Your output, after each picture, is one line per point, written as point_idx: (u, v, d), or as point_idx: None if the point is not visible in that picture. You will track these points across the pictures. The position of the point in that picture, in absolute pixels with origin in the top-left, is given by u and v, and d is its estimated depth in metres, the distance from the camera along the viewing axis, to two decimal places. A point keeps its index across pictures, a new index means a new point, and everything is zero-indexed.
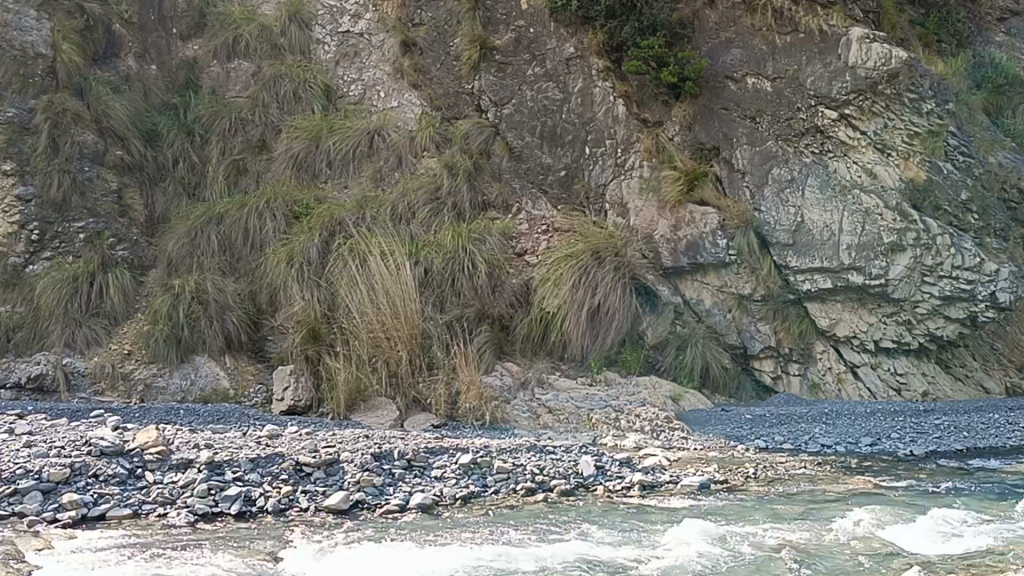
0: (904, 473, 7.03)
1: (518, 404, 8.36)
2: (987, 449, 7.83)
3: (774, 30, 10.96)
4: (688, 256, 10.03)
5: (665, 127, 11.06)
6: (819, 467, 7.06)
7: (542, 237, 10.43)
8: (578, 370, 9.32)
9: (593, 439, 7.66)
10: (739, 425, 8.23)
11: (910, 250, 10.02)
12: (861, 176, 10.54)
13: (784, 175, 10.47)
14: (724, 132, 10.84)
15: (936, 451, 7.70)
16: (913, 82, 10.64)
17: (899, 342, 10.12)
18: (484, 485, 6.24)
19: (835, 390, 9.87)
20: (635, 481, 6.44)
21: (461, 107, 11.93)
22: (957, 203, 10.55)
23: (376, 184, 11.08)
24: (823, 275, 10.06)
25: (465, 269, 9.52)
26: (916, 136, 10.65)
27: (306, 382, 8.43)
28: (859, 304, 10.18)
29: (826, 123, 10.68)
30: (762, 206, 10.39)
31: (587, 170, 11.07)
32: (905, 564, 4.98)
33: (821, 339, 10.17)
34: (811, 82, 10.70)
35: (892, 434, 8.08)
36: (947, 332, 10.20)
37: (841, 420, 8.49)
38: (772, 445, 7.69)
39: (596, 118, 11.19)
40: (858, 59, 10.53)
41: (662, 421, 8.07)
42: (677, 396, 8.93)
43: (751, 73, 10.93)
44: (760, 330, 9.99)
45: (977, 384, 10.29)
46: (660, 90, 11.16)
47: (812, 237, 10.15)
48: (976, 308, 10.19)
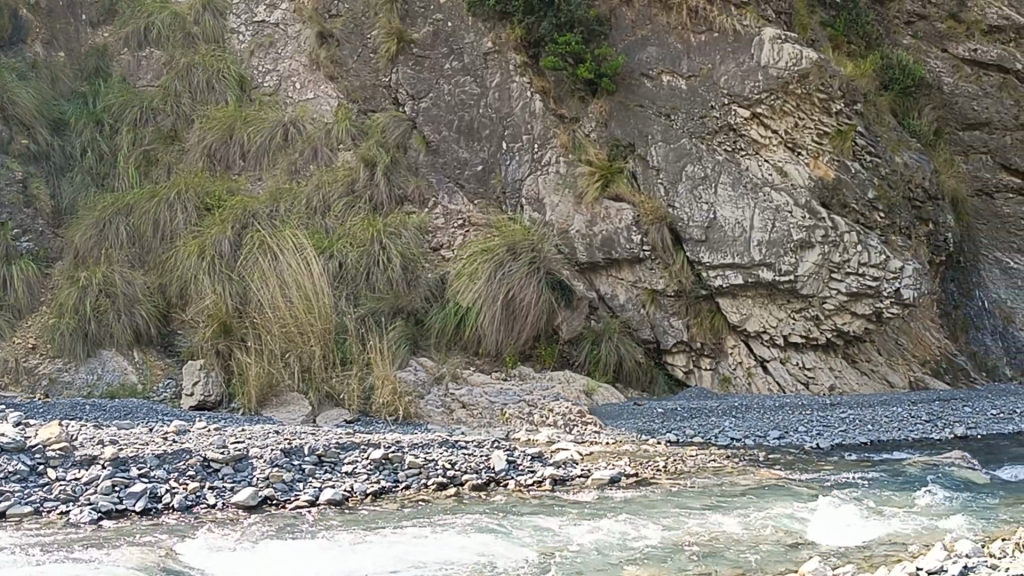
0: (811, 466, 7.16)
1: (432, 399, 8.30)
2: (890, 442, 8.02)
3: (689, 28, 11.12)
4: (603, 252, 10.15)
5: (582, 123, 11.14)
6: (728, 461, 7.17)
7: (458, 232, 10.40)
8: (492, 365, 9.28)
9: (506, 434, 7.67)
10: (651, 419, 8.31)
11: (818, 247, 10.17)
12: (773, 173, 10.68)
13: (698, 172, 10.58)
14: (639, 129, 10.94)
15: (841, 444, 7.87)
16: (823, 82, 10.83)
17: (807, 337, 10.34)
18: (394, 481, 6.22)
19: (745, 383, 10.05)
20: (547, 475, 6.49)
21: (378, 100, 11.84)
22: (865, 202, 10.81)
23: (290, 177, 10.91)
24: (735, 272, 10.20)
25: (379, 263, 9.55)
26: (827, 136, 10.94)
27: (217, 377, 8.32)
28: (769, 299, 10.32)
29: (739, 122, 10.79)
30: (676, 202, 10.52)
31: (504, 165, 11.06)
32: (808, 555, 5.07)
33: (732, 333, 10.35)
34: (724, 81, 10.85)
35: (800, 428, 8.23)
36: (854, 328, 10.41)
37: (750, 414, 8.63)
38: (682, 438, 7.80)
39: (513, 113, 11.20)
40: (770, 58, 10.74)
41: (575, 416, 8.13)
42: (591, 390, 8.98)
43: (665, 70, 11.09)
44: (674, 324, 10.07)
45: (882, 378, 10.61)
46: (577, 87, 11.22)
47: (723, 234, 10.29)
48: (881, 304, 10.39)
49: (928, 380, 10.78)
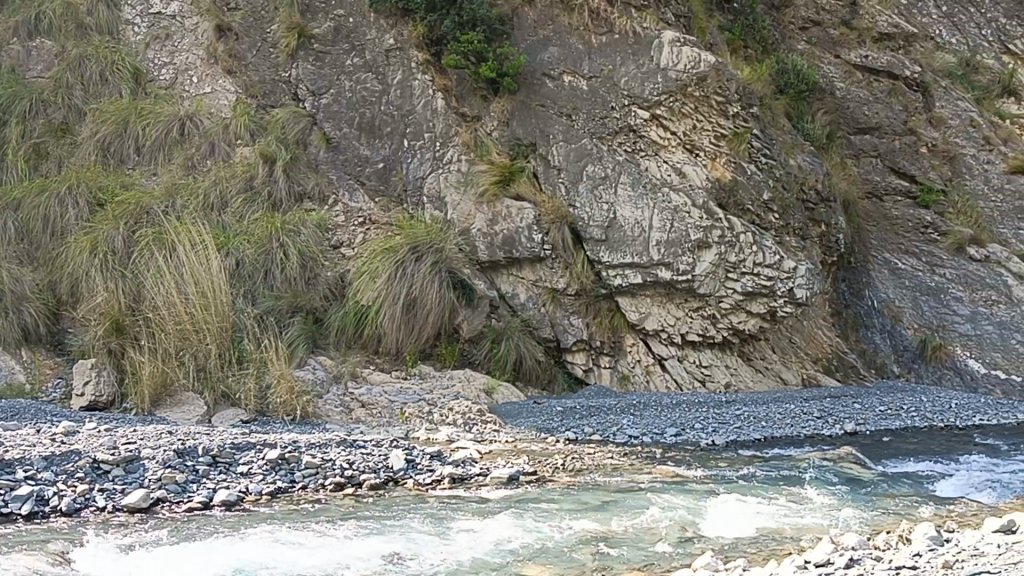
0: (706, 462, 7.29)
1: (331, 398, 8.22)
2: (783, 438, 8.22)
3: (591, 29, 11.33)
4: (504, 251, 10.15)
5: (485, 122, 11.15)
6: (627, 458, 7.25)
7: (359, 230, 10.33)
8: (393, 364, 9.23)
9: (405, 433, 7.64)
10: (550, 417, 8.37)
11: (716, 247, 10.42)
12: (671, 174, 10.85)
13: (599, 172, 10.68)
14: (541, 129, 11.00)
15: (736, 440, 8.04)
16: (720, 85, 11.13)
17: (703, 336, 10.51)
18: (291, 481, 6.16)
19: (644, 381, 10.13)
20: (446, 474, 6.48)
21: (278, 95, 11.66)
22: (760, 202, 11.12)
23: (187, 172, 10.70)
24: (634, 271, 10.32)
25: (277, 259, 9.47)
26: (724, 138, 11.19)
27: (109, 376, 8.13)
28: (667, 298, 10.46)
29: (639, 123, 10.99)
30: (577, 202, 10.58)
31: (405, 162, 10.94)
32: (701, 548, 5.18)
33: (631, 331, 10.42)
34: (624, 82, 11.07)
35: (696, 425, 8.35)
36: (749, 326, 10.66)
37: (648, 412, 8.72)
38: (581, 437, 7.85)
39: (415, 110, 11.12)
40: (669, 61, 11.05)
41: (475, 415, 8.14)
42: (491, 389, 9.02)
43: (567, 71, 11.20)
44: (574, 322, 10.12)
45: (776, 376, 10.84)
46: (478, 86, 11.28)
47: (623, 233, 10.41)
48: (776, 303, 10.69)
49: (820, 377, 11.05)
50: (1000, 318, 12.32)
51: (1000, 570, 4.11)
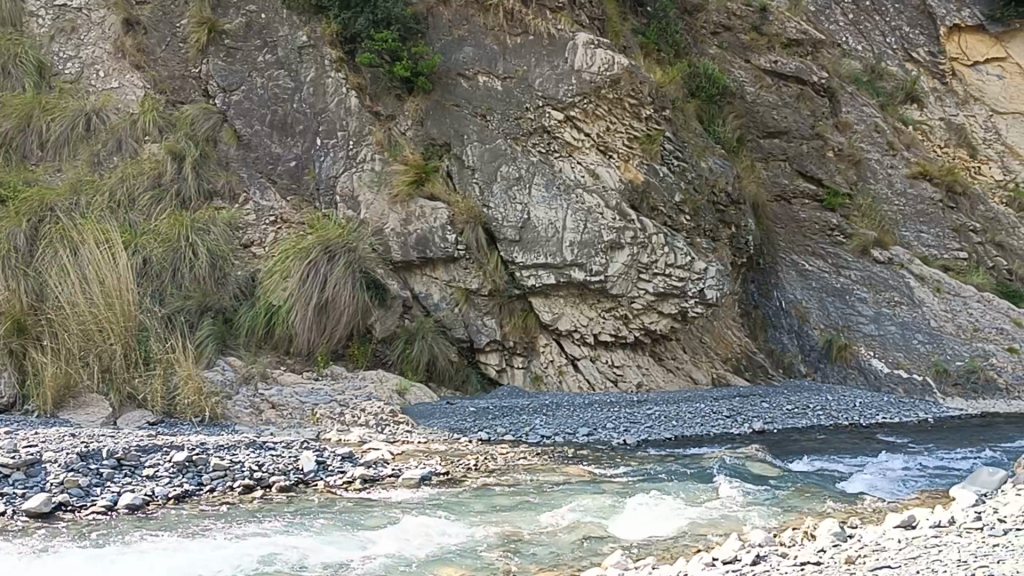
0: (617, 461, 7.35)
1: (241, 399, 8.08)
2: (693, 437, 8.33)
3: (505, 30, 11.35)
4: (418, 251, 10.10)
5: (398, 121, 11.05)
6: (539, 458, 7.27)
7: (269, 229, 10.21)
8: (304, 364, 9.12)
9: (316, 434, 7.56)
10: (463, 417, 8.36)
11: (628, 248, 10.52)
12: (585, 175, 10.92)
13: (513, 173, 10.70)
14: (455, 128, 10.98)
15: (647, 440, 8.13)
16: (633, 87, 11.33)
17: (616, 336, 10.62)
18: (198, 484, 6.05)
19: (556, 381, 10.16)
20: (356, 476, 6.44)
21: (188, 91, 11.44)
22: (671, 204, 11.27)
23: (92, 168, 10.45)
24: (547, 271, 10.37)
25: (186, 259, 9.31)
26: (637, 140, 11.37)
27: (8, 378, 7.77)
28: (580, 299, 10.54)
29: (553, 123, 11.04)
30: (491, 202, 10.59)
31: (317, 161, 10.84)
32: (612, 547, 5.22)
33: (544, 332, 10.45)
34: (539, 84, 11.11)
35: (608, 425, 8.41)
36: (660, 326, 10.79)
37: (561, 412, 8.76)
38: (493, 437, 7.87)
39: (327, 109, 11.01)
40: (584, 63, 11.15)
41: (387, 416, 8.11)
42: (403, 390, 8.96)
43: (481, 71, 11.20)
44: (487, 323, 10.11)
45: (687, 375, 11.00)
46: (393, 85, 11.14)
47: (537, 234, 10.45)
48: (686, 303, 10.84)
49: (729, 377, 11.24)
50: (902, 318, 12.59)
51: (900, 565, 4.23)
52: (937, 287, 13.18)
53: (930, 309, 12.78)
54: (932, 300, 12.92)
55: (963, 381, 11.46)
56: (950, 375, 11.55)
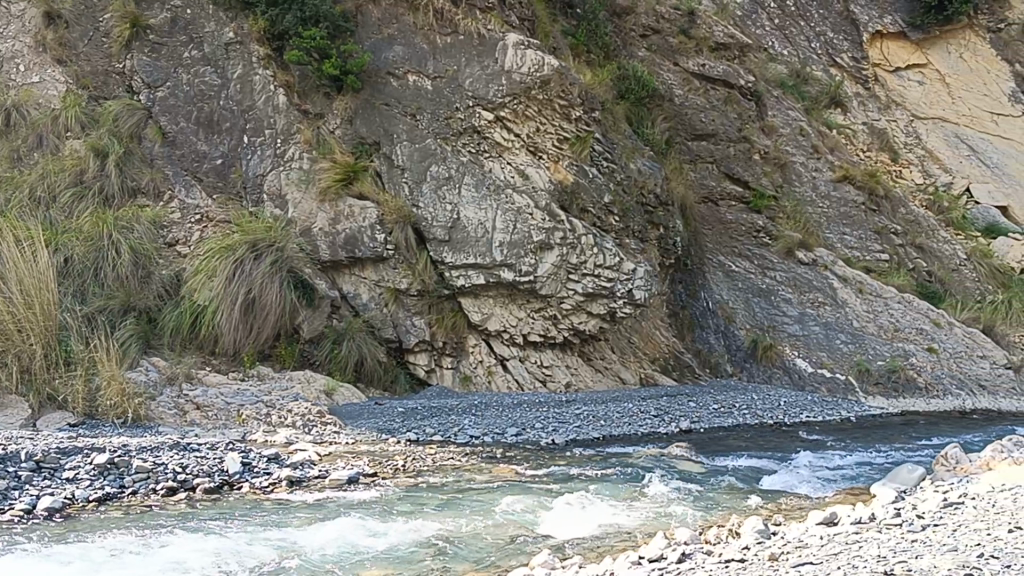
0: (546, 461, 7.37)
1: (165, 400, 7.92)
2: (621, 437, 8.40)
3: (435, 29, 11.33)
4: (347, 250, 10.03)
5: (327, 120, 10.94)
6: (467, 458, 7.26)
7: (195, 227, 10.08)
8: (230, 364, 9.02)
9: (242, 435, 7.46)
10: (391, 418, 8.31)
11: (557, 249, 10.55)
12: (514, 176, 10.90)
13: (442, 173, 10.68)
14: (384, 128, 10.91)
15: (575, 439, 8.16)
16: (562, 88, 11.39)
17: (545, 336, 10.64)
18: (120, 486, 5.93)
19: (485, 382, 10.16)
20: (283, 477, 6.36)
21: (111, 87, 11.25)
22: (600, 205, 11.36)
23: (12, 164, 10.23)
24: (477, 271, 10.36)
25: (108, 258, 9.16)
26: (567, 141, 11.43)
27: None
28: (509, 299, 10.55)
29: (482, 124, 10.99)
30: (421, 202, 10.56)
31: (244, 159, 10.71)
32: (539, 547, 5.22)
33: (473, 332, 10.45)
34: (469, 84, 11.07)
35: (536, 425, 8.43)
36: (589, 327, 10.84)
37: (490, 412, 8.76)
38: (422, 437, 7.84)
39: (255, 106, 10.89)
40: (514, 63, 11.11)
41: (314, 416, 8.03)
42: (331, 390, 8.88)
43: (411, 70, 11.16)
44: (416, 323, 10.07)
45: (615, 375, 11.08)
46: (321, 82, 11.02)
47: (467, 234, 10.44)
48: (615, 304, 10.90)
49: (656, 376, 11.33)
50: (826, 319, 12.78)
51: (822, 562, 4.29)
52: (860, 288, 13.40)
53: (853, 310, 12.98)
54: (855, 301, 13.13)
55: (884, 381, 11.69)
56: (872, 374, 11.75)
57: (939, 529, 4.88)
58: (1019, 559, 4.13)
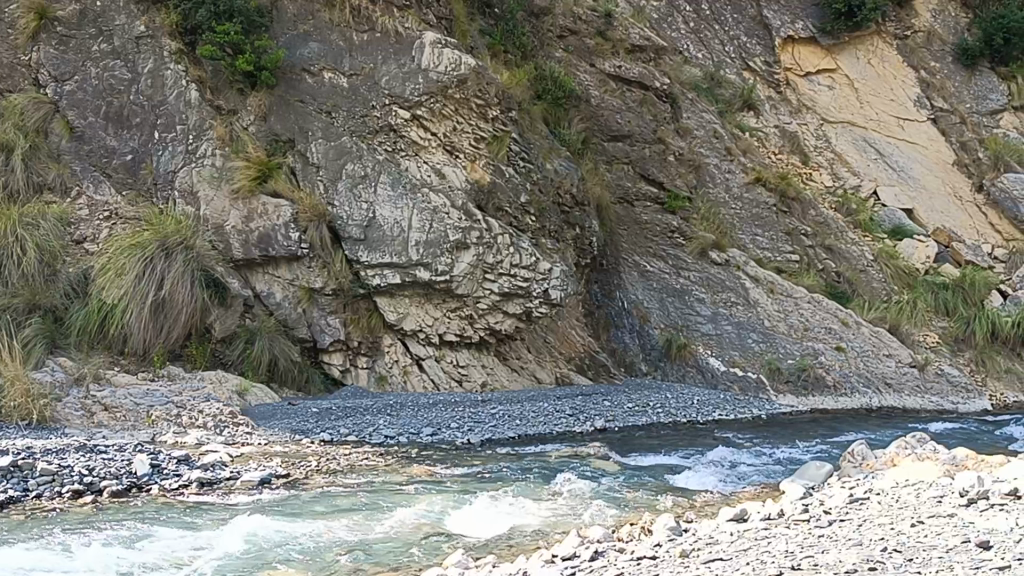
0: (461, 461, 7.36)
1: (71, 402, 7.72)
2: (536, 436, 8.43)
3: (351, 27, 11.26)
4: (260, 248, 9.93)
5: (241, 116, 10.76)
6: (381, 459, 7.22)
7: (104, 224, 9.89)
8: (139, 365, 8.86)
9: (152, 436, 7.32)
10: (305, 418, 8.22)
11: (473, 248, 10.57)
12: (431, 175, 10.88)
13: (358, 171, 10.59)
14: (299, 125, 10.79)
15: (491, 439, 8.17)
16: (480, 88, 11.38)
17: (460, 336, 10.63)
18: (24, 490, 5.78)
19: (400, 382, 10.11)
20: (193, 479, 6.25)
21: (16, 80, 10.74)
22: (517, 205, 11.37)
23: None
24: (393, 271, 10.31)
25: (13, 257, 9.01)
26: (484, 141, 11.44)
27: None
28: (426, 298, 10.50)
29: (399, 122, 10.94)
30: (336, 200, 10.45)
31: (155, 155, 10.47)
32: (453, 547, 5.21)
33: (389, 332, 10.38)
34: (385, 82, 11.02)
35: (452, 424, 8.42)
36: (505, 326, 10.86)
37: (405, 412, 8.72)
38: (336, 437, 7.79)
39: (166, 102, 10.66)
40: (430, 63, 11.12)
41: (226, 417, 7.91)
42: (243, 390, 8.77)
43: (327, 67, 11.06)
44: (330, 323, 9.99)
45: (531, 375, 11.10)
46: (235, 78, 10.82)
47: (383, 233, 10.38)
48: (531, 303, 10.96)
49: (572, 376, 11.39)
50: (738, 318, 12.97)
51: (732, 557, 4.36)
52: (771, 288, 13.62)
53: (764, 310, 13.19)
54: (766, 301, 13.34)
55: (793, 379, 11.92)
56: (782, 373, 11.98)
57: (845, 525, 4.98)
58: (920, 553, 4.23)
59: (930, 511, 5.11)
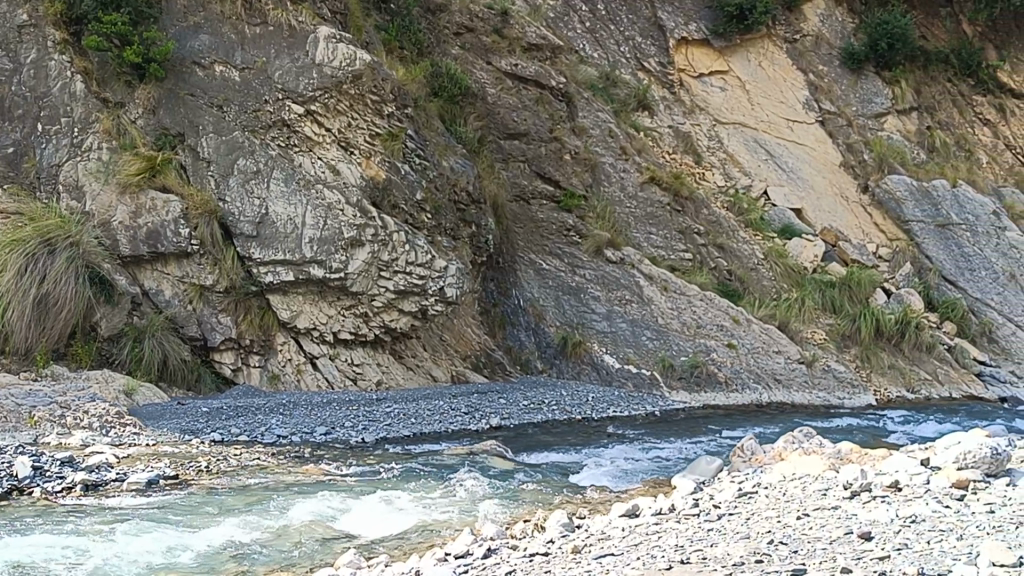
0: (355, 460, 7.29)
1: None
2: (431, 435, 8.38)
3: (243, 20, 11.03)
4: (148, 245, 9.73)
5: (127, 109, 10.50)
6: (273, 458, 7.11)
7: None
8: (21, 364, 8.58)
9: (34, 438, 7.05)
10: (195, 418, 8.03)
11: (369, 245, 10.48)
12: (325, 171, 10.75)
13: (250, 167, 10.43)
14: (189, 119, 10.55)
15: (385, 437, 8.11)
16: (374, 84, 11.30)
17: (355, 334, 10.50)
18: None
19: (293, 381, 9.93)
20: (77, 481, 6.04)
21: None
22: (412, 202, 11.30)
23: None
24: (285, 268, 10.17)
25: None
26: (378, 137, 11.32)
27: None
28: (320, 296, 10.37)
29: (293, 117, 10.80)
30: (227, 195, 10.29)
31: (38, 148, 10.12)
32: (346, 547, 5.15)
33: (282, 330, 10.19)
34: (278, 76, 10.88)
35: (346, 423, 8.33)
36: (400, 324, 10.78)
37: (297, 411, 8.57)
38: (226, 437, 7.64)
39: (50, 93, 10.33)
40: (324, 57, 11.02)
41: (112, 417, 7.69)
42: (131, 390, 8.53)
43: (218, 60, 10.83)
44: (221, 321, 9.83)
45: (426, 373, 10.99)
46: (122, 70, 10.57)
47: (275, 230, 10.24)
48: (426, 301, 10.90)
49: (467, 374, 11.33)
50: (632, 316, 13.10)
51: (623, 552, 4.40)
52: (665, 286, 13.75)
53: (658, 308, 13.35)
54: (659, 299, 13.48)
55: (686, 375, 12.14)
56: (675, 370, 12.18)
57: (734, 518, 5.06)
58: (805, 544, 4.32)
59: (816, 504, 5.22)
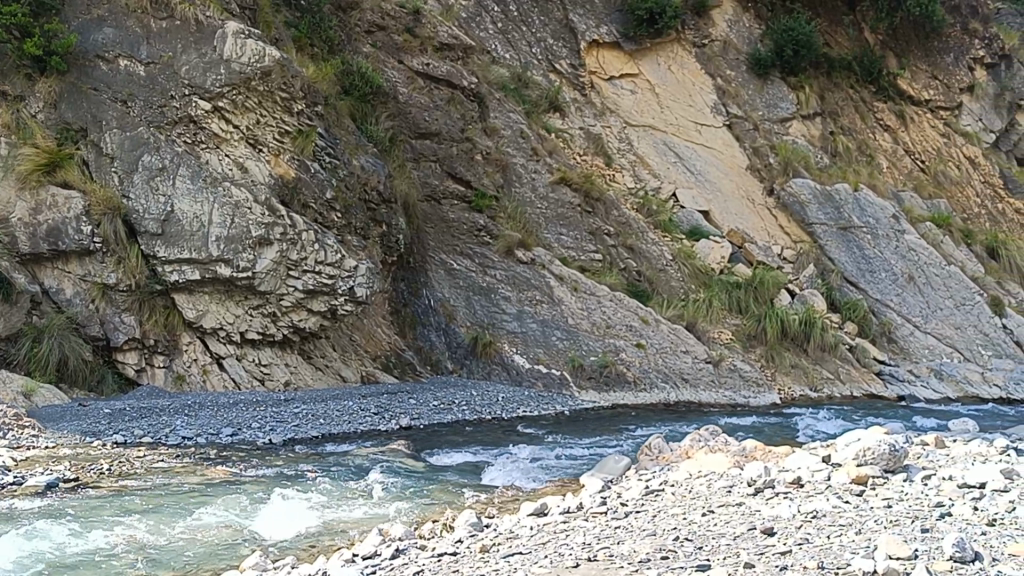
0: (261, 461, 7.19)
1: None
2: (340, 436, 8.32)
3: (149, 14, 10.74)
4: (48, 243, 9.49)
5: (27, 103, 10.27)
6: (178, 460, 6.99)
7: None
8: None
9: None
10: (96, 420, 7.85)
11: (277, 244, 10.35)
12: (232, 169, 10.61)
13: (154, 163, 10.25)
14: (92, 114, 10.36)
15: (293, 438, 8.03)
16: (283, 81, 11.15)
17: (263, 334, 10.37)
18: None
19: (199, 381, 9.76)
20: None
21: None
22: (322, 201, 11.19)
23: None
24: (190, 267, 10.03)
25: None
26: (288, 135, 11.17)
27: None
28: (226, 296, 10.24)
29: (199, 114, 10.61)
30: (131, 193, 10.11)
31: None
32: (251, 549, 5.09)
33: (187, 331, 10.06)
34: (185, 71, 10.64)
35: (253, 424, 8.21)
36: (309, 324, 10.65)
37: (203, 412, 8.44)
38: (129, 439, 7.49)
39: None
40: (233, 53, 10.77)
41: (10, 419, 7.45)
42: (30, 391, 8.32)
43: (122, 54, 10.58)
44: (125, 320, 9.64)
45: (336, 373, 10.90)
46: (23, 63, 10.32)
47: (180, 228, 10.08)
48: (336, 301, 10.80)
49: (377, 373, 11.24)
50: (543, 317, 13.15)
51: (530, 551, 4.42)
52: (575, 286, 13.81)
53: (568, 308, 13.41)
54: (569, 300, 13.54)
55: (595, 375, 12.26)
56: (585, 370, 12.29)
57: (640, 515, 5.12)
58: (709, 540, 4.40)
59: (721, 500, 5.31)
